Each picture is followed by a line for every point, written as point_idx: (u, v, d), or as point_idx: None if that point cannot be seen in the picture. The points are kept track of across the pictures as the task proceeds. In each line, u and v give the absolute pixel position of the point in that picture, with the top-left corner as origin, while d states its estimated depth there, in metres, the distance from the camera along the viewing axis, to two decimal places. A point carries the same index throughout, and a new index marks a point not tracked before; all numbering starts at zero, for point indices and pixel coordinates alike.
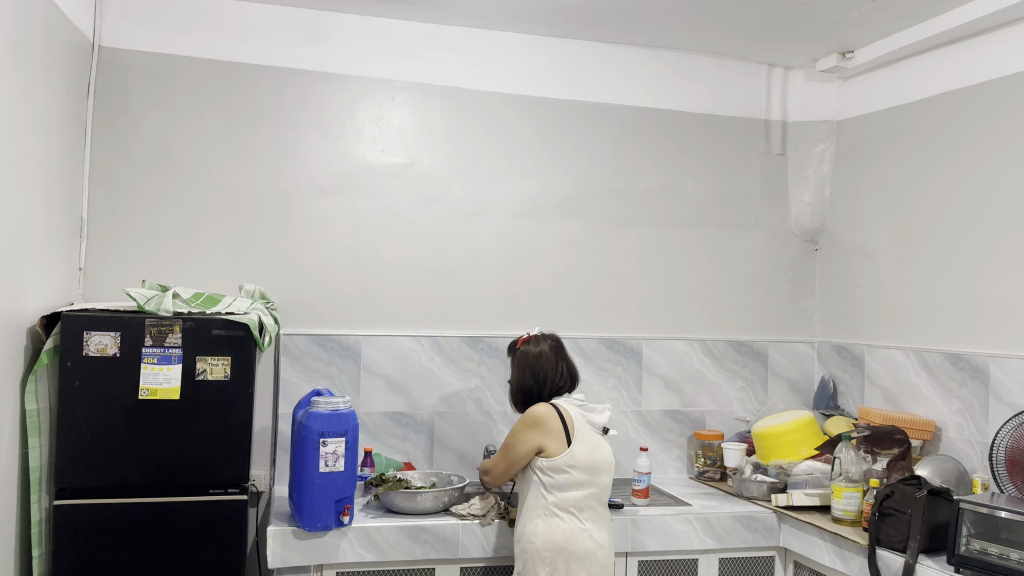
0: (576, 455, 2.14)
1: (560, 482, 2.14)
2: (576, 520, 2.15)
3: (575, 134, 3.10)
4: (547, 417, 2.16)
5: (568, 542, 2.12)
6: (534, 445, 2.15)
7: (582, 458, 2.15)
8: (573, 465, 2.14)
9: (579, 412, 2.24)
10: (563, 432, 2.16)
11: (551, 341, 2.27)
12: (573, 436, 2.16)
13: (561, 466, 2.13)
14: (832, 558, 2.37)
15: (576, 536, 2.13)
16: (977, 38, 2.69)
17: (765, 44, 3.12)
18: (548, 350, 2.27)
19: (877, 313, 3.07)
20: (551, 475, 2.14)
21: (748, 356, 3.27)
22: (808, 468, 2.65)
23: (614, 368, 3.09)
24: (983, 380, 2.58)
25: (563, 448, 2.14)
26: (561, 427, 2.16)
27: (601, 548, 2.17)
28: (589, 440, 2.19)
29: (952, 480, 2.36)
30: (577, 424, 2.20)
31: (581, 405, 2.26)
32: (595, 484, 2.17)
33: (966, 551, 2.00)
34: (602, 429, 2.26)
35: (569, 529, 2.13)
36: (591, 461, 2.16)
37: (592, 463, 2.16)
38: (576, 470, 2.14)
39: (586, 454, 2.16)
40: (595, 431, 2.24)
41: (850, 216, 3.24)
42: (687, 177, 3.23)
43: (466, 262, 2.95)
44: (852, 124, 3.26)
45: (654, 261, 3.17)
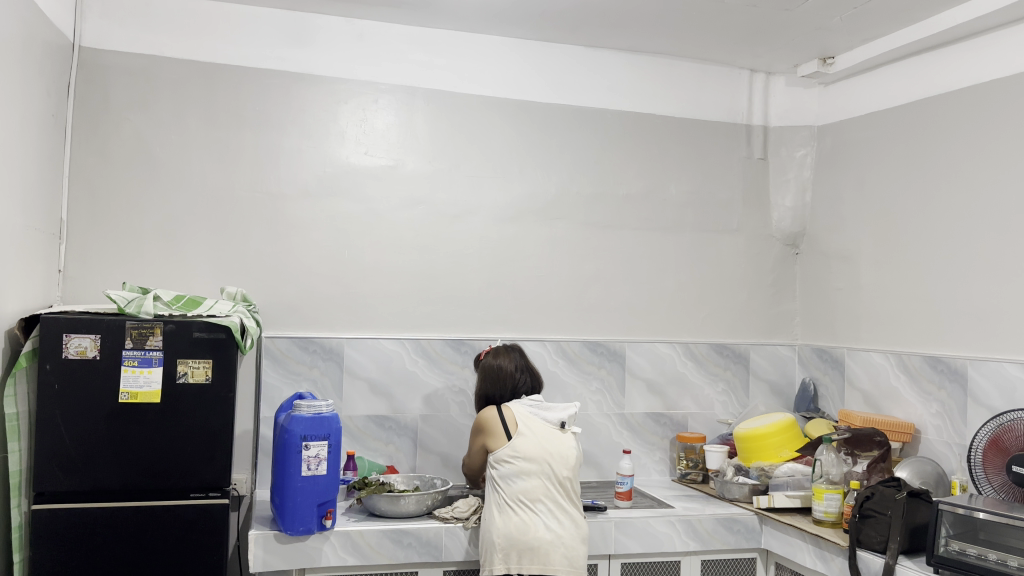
0: (518, 447, 2.17)
1: (506, 473, 2.17)
2: (530, 512, 2.16)
3: (559, 137, 3.11)
4: (490, 418, 2.25)
5: (520, 532, 2.13)
6: (482, 446, 2.26)
7: (527, 449, 2.17)
8: (517, 456, 2.17)
9: (530, 410, 2.29)
10: (501, 429, 2.23)
11: (509, 353, 2.38)
12: (516, 431, 2.21)
13: (504, 459, 2.18)
14: (813, 560, 2.39)
15: (528, 527, 2.14)
16: (955, 44, 2.73)
17: (747, 50, 3.14)
18: (505, 360, 2.37)
19: (857, 316, 3.10)
20: (498, 468, 2.18)
21: (730, 359, 3.29)
22: (789, 470, 2.67)
23: (597, 371, 3.09)
24: (961, 383, 2.61)
25: (503, 442, 2.20)
26: (500, 425, 2.23)
27: (560, 539, 2.15)
28: (537, 433, 2.21)
29: (930, 481, 2.39)
30: (523, 420, 2.23)
31: (532, 404, 2.31)
32: (548, 475, 2.18)
33: (945, 552, 2.02)
34: (559, 424, 2.28)
35: (521, 520, 2.14)
36: (539, 452, 2.18)
37: (540, 454, 2.18)
38: (521, 460, 2.17)
39: (533, 446, 2.18)
40: (551, 427, 2.26)
41: (831, 219, 3.27)
42: (670, 181, 3.24)
43: (450, 265, 2.95)
44: (833, 129, 3.29)
45: (637, 264, 3.18)
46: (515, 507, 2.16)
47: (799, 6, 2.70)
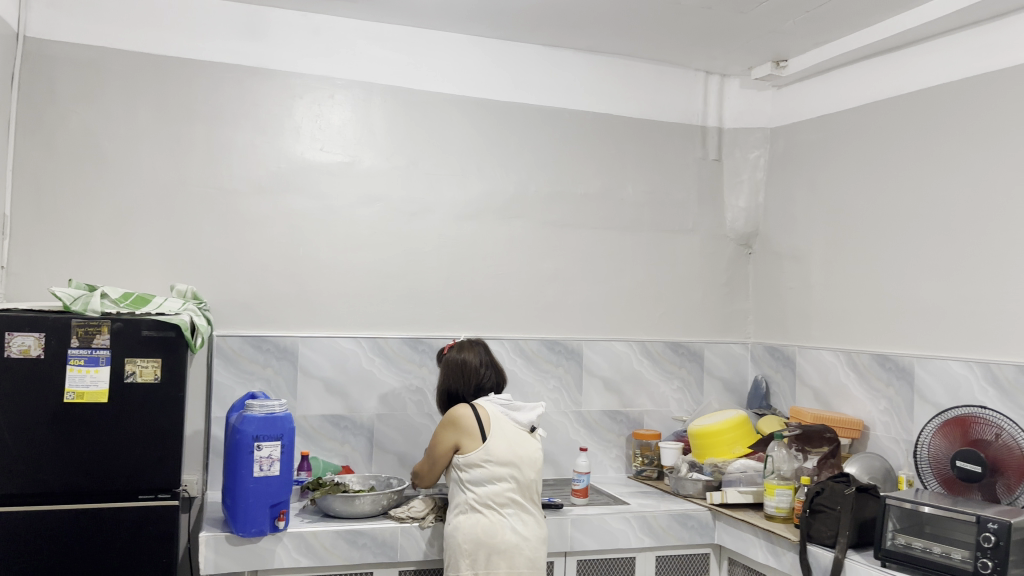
0: (491, 450, 2.15)
1: (477, 476, 2.15)
2: (497, 514, 2.16)
3: (517, 135, 3.10)
4: (463, 417, 2.18)
5: (488, 535, 2.13)
6: (451, 444, 2.19)
7: (499, 452, 2.16)
8: (489, 460, 2.15)
9: (501, 409, 2.24)
10: (477, 429, 2.17)
11: (473, 348, 2.30)
12: (489, 433, 2.17)
13: (475, 461, 2.15)
14: (765, 555, 2.43)
15: (496, 530, 2.14)
16: (904, 49, 2.79)
17: (703, 51, 3.18)
18: (470, 356, 2.29)
19: (809, 315, 3.15)
20: (468, 471, 2.16)
21: (685, 357, 3.32)
22: (741, 466, 2.71)
23: (554, 369, 3.10)
24: (908, 380, 2.67)
25: (478, 444, 2.16)
26: (474, 424, 2.18)
27: (526, 542, 2.16)
28: (509, 436, 2.19)
29: (879, 476, 2.43)
30: (496, 422, 2.20)
31: (504, 404, 2.26)
32: (517, 478, 2.17)
33: (891, 545, 2.06)
34: (528, 427, 2.26)
35: (489, 523, 2.14)
36: (509, 455, 2.17)
37: (511, 457, 2.17)
38: (492, 464, 2.15)
39: (504, 449, 2.17)
40: (519, 429, 2.23)
41: (784, 220, 3.32)
42: (627, 180, 3.26)
43: (407, 263, 2.93)
44: (786, 131, 3.34)
45: (594, 263, 3.20)
46: (483, 510, 2.15)
47: (754, 9, 2.74)
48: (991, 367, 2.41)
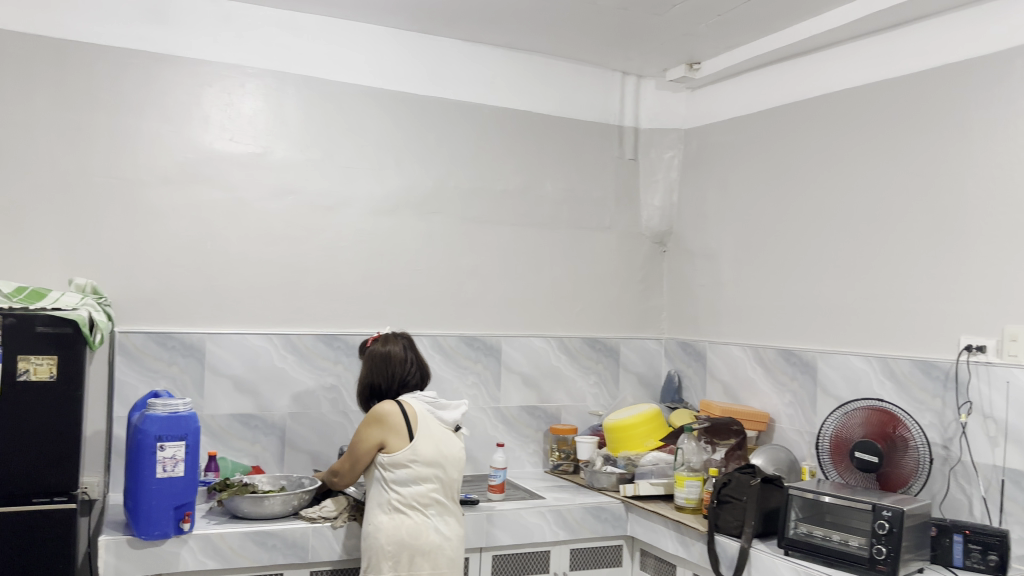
0: (418, 450, 2.12)
1: (402, 477, 2.11)
2: (421, 515, 2.14)
3: (436, 130, 3.08)
4: (389, 413, 2.13)
5: (412, 536, 2.11)
6: (376, 442, 2.13)
7: (426, 452, 2.13)
8: (416, 460, 2.11)
9: (426, 407, 2.21)
10: (405, 428, 2.13)
11: (399, 341, 2.25)
12: (416, 432, 2.13)
13: (402, 462, 2.11)
14: (675, 545, 2.49)
15: (420, 531, 2.12)
16: (810, 55, 2.89)
17: (620, 51, 3.22)
18: (395, 348, 2.24)
19: (720, 312, 3.24)
20: (393, 471, 2.11)
21: (602, 352, 3.37)
22: (653, 459, 2.78)
23: (473, 365, 3.09)
24: (811, 374, 2.78)
25: (405, 444, 2.12)
26: (402, 423, 2.13)
27: (448, 542, 2.17)
28: (435, 435, 2.17)
29: (783, 467, 2.52)
30: (422, 420, 2.16)
31: (429, 401, 2.23)
32: (442, 479, 2.16)
33: (794, 534, 2.13)
34: (453, 425, 2.24)
35: (413, 524, 2.12)
36: (435, 455, 2.14)
37: (437, 457, 2.15)
38: (419, 464, 2.12)
39: (431, 449, 2.14)
40: (444, 428, 2.21)
41: (696, 219, 3.40)
42: (545, 177, 3.28)
43: (323, 257, 2.87)
44: (699, 132, 3.42)
45: (512, 259, 3.20)
46: (407, 511, 2.12)
47: (668, 11, 2.79)
48: (888, 361, 2.52)
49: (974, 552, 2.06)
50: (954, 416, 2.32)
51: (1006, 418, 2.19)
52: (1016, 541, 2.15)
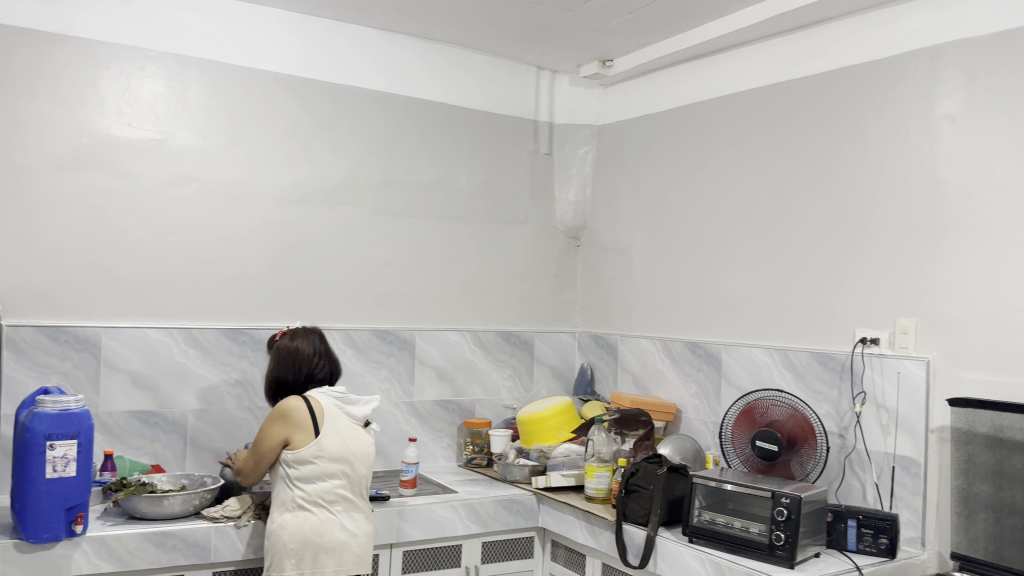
0: (324, 445, 2.08)
1: (307, 473, 2.07)
2: (326, 512, 2.10)
3: (348, 120, 3.02)
4: (295, 409, 2.08)
5: (316, 533, 2.07)
6: (280, 439, 2.07)
7: (332, 448, 2.09)
8: (321, 456, 2.07)
9: (335, 402, 2.17)
10: (310, 424, 2.08)
11: (307, 336, 2.21)
12: (322, 427, 2.09)
13: (307, 458, 2.06)
14: (584, 535, 2.53)
15: (325, 528, 2.08)
16: (718, 55, 2.97)
17: (534, 46, 3.23)
18: (303, 343, 2.19)
19: (630, 305, 3.30)
20: (297, 467, 2.07)
21: (516, 346, 3.38)
22: (565, 451, 2.79)
23: (385, 360, 3.05)
24: (716, 366, 2.86)
25: (310, 439, 2.07)
26: (307, 418, 2.08)
27: (355, 538, 2.14)
28: (342, 430, 2.13)
29: (689, 457, 2.59)
30: (329, 415, 2.12)
31: (338, 396, 2.19)
32: (349, 474, 2.12)
33: (697, 522, 2.21)
34: (362, 420, 2.21)
35: (318, 521, 2.08)
36: (342, 451, 2.11)
37: (343, 452, 2.11)
38: (324, 460, 2.08)
39: (337, 444, 2.10)
40: (353, 423, 2.18)
41: (609, 214, 3.45)
42: (460, 170, 3.27)
43: (229, 248, 2.78)
44: (611, 129, 3.47)
45: (425, 252, 3.18)
46: (312, 508, 2.08)
47: (580, 7, 2.81)
48: (788, 353, 2.61)
49: (866, 535, 2.16)
50: (849, 405, 2.42)
51: (897, 406, 2.30)
52: (905, 524, 2.26)
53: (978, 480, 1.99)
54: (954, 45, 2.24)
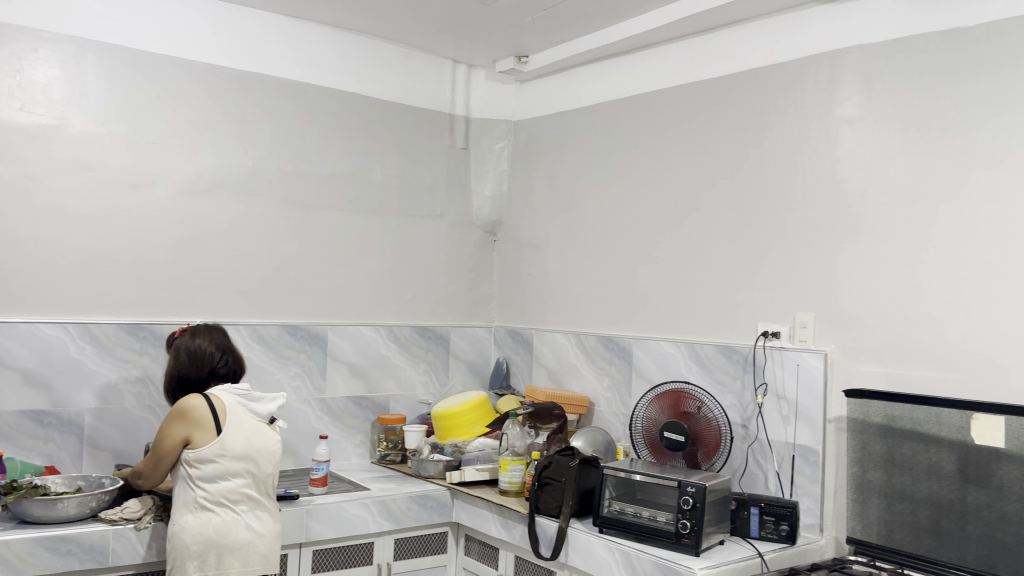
0: (227, 444, 2.02)
1: (210, 473, 2.01)
2: (230, 512, 2.04)
3: (258, 109, 2.94)
4: (195, 408, 2.01)
5: (220, 534, 2.02)
6: (180, 439, 2.00)
7: (235, 446, 2.03)
8: (224, 454, 2.02)
9: (238, 400, 2.10)
10: (212, 423, 2.02)
11: (210, 333, 2.14)
12: (225, 425, 2.03)
13: (209, 457, 2.00)
14: (498, 529, 2.54)
15: (229, 528, 2.03)
16: (631, 54, 3.02)
17: (450, 39, 3.21)
18: (205, 341, 2.13)
19: (545, 300, 3.33)
20: (199, 467, 2.00)
21: (431, 341, 3.37)
22: (480, 445, 2.81)
23: (296, 356, 2.99)
24: (627, 360, 2.91)
25: (212, 438, 2.01)
26: (209, 417, 2.02)
27: (261, 538, 2.09)
28: (246, 428, 2.07)
29: (602, 448, 2.63)
30: (232, 413, 2.06)
31: (241, 393, 2.13)
32: (254, 473, 2.07)
33: (608, 512, 2.24)
34: (268, 417, 2.15)
35: (221, 521, 2.02)
36: (246, 449, 2.05)
37: (248, 451, 2.06)
38: (227, 459, 2.02)
39: (241, 443, 2.05)
40: (257, 420, 2.13)
41: (524, 209, 3.47)
42: (374, 163, 3.23)
43: (130, 240, 2.67)
44: (527, 125, 3.49)
45: (339, 246, 3.13)
46: (215, 508, 2.02)
47: (495, 2, 2.81)
48: (695, 347, 2.69)
49: (768, 523, 2.24)
50: (752, 397, 2.51)
51: (796, 398, 2.39)
52: (803, 511, 2.36)
53: (871, 468, 2.09)
54: (851, 52, 2.34)
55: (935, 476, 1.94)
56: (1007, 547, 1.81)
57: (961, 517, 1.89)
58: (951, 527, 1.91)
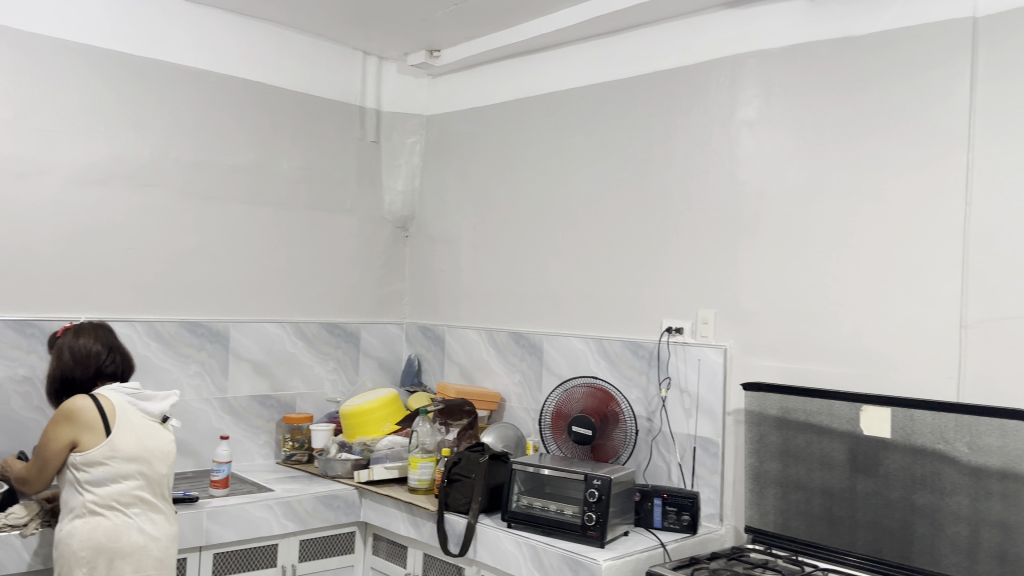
0: (116, 445, 1.93)
1: (98, 476, 1.92)
2: (121, 515, 1.96)
3: (157, 97, 2.82)
4: (82, 409, 1.91)
5: (110, 539, 1.93)
6: (67, 442, 1.90)
7: (126, 448, 1.95)
8: (114, 456, 1.93)
9: (128, 399, 2.01)
10: (101, 423, 1.93)
11: (94, 329, 2.04)
12: (114, 426, 1.94)
13: (97, 459, 1.91)
14: (406, 527, 2.52)
15: (120, 532, 1.94)
16: (542, 52, 3.04)
17: (360, 31, 3.16)
18: (89, 339, 2.02)
19: (456, 296, 3.32)
20: (86, 470, 1.91)
21: (340, 338, 3.31)
22: (389, 443, 2.78)
23: (196, 354, 2.88)
24: (538, 355, 2.93)
25: (101, 439, 1.92)
26: (97, 417, 1.92)
27: (155, 541, 2.01)
28: (137, 428, 1.99)
29: (511, 444, 2.63)
30: (122, 413, 1.97)
31: (132, 393, 2.03)
32: (146, 475, 1.99)
33: (516, 507, 2.25)
34: (160, 417, 2.07)
35: (112, 526, 1.94)
36: (138, 450, 1.97)
37: (139, 452, 1.97)
38: (117, 461, 1.94)
39: (132, 443, 1.96)
40: (149, 420, 2.04)
41: (436, 204, 3.45)
42: (281, 155, 3.15)
43: (15, 232, 2.52)
44: (439, 120, 3.47)
45: (243, 240, 3.04)
46: (104, 512, 1.93)
47: None
48: (603, 342, 2.72)
49: (671, 513, 2.30)
50: (656, 390, 2.57)
51: (698, 391, 2.46)
52: (705, 501, 2.43)
53: (767, 458, 2.16)
54: (753, 56, 2.41)
55: (827, 466, 2.03)
56: (891, 531, 1.91)
57: (850, 504, 1.98)
58: (841, 513, 2.00)
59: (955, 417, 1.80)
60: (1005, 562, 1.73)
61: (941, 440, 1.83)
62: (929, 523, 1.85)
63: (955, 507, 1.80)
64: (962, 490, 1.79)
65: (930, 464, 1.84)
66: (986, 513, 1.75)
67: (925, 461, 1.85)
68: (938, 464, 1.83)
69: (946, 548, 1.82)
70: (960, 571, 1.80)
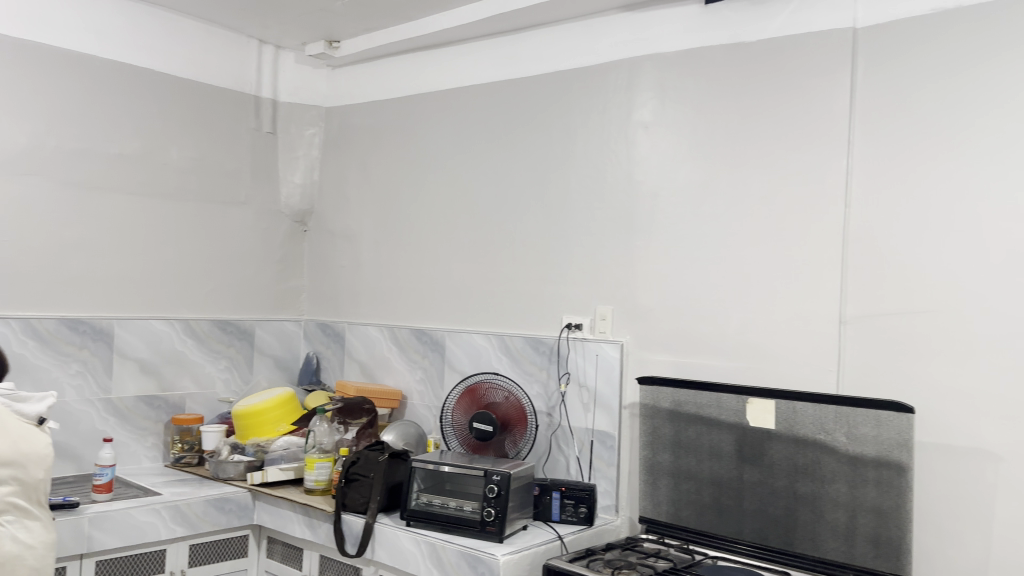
0: None
1: None
2: None
3: (34, 79, 2.65)
4: None
5: None
6: None
7: None
8: None
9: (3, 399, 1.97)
10: None
11: None
12: None
13: None
14: (302, 529, 2.47)
15: None
16: (444, 47, 3.03)
17: (257, 18, 3.06)
18: None
19: (356, 293, 3.27)
20: None
21: (234, 336, 3.20)
22: (285, 443, 2.71)
23: (77, 352, 2.73)
24: (440, 352, 2.92)
25: None
26: None
27: (31, 551, 1.87)
28: (12, 429, 1.89)
29: (412, 441, 2.60)
30: None
31: (8, 395, 1.99)
32: (21, 479, 1.88)
33: (415, 505, 2.24)
34: (36, 420, 1.98)
35: None
36: (12, 452, 1.86)
37: (14, 454, 1.86)
38: None
39: (5, 445, 1.85)
40: (25, 422, 1.94)
41: (335, 198, 3.38)
42: (171, 144, 3.02)
43: None
44: (339, 113, 3.40)
45: (130, 233, 2.90)
46: None
47: None
48: (504, 339, 2.74)
49: (568, 506, 2.33)
50: (556, 386, 2.60)
51: (596, 385, 2.51)
52: (602, 493, 2.48)
53: (661, 450, 2.22)
54: (650, 59, 2.47)
55: (716, 457, 2.10)
56: (776, 518, 2.00)
57: (738, 493, 2.06)
58: (729, 502, 2.08)
59: (835, 408, 1.90)
60: (878, 545, 1.84)
61: (821, 431, 1.92)
62: (810, 510, 1.94)
63: (834, 494, 1.90)
64: (841, 478, 1.89)
65: (811, 453, 1.93)
66: (862, 499, 1.86)
67: (807, 451, 1.94)
68: (818, 453, 1.92)
69: (826, 533, 1.92)
70: (838, 555, 1.90)
